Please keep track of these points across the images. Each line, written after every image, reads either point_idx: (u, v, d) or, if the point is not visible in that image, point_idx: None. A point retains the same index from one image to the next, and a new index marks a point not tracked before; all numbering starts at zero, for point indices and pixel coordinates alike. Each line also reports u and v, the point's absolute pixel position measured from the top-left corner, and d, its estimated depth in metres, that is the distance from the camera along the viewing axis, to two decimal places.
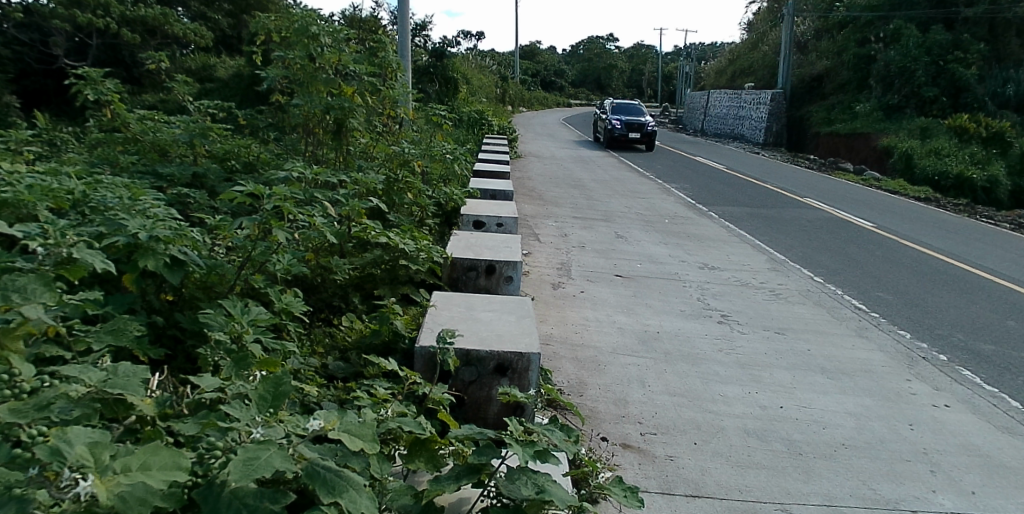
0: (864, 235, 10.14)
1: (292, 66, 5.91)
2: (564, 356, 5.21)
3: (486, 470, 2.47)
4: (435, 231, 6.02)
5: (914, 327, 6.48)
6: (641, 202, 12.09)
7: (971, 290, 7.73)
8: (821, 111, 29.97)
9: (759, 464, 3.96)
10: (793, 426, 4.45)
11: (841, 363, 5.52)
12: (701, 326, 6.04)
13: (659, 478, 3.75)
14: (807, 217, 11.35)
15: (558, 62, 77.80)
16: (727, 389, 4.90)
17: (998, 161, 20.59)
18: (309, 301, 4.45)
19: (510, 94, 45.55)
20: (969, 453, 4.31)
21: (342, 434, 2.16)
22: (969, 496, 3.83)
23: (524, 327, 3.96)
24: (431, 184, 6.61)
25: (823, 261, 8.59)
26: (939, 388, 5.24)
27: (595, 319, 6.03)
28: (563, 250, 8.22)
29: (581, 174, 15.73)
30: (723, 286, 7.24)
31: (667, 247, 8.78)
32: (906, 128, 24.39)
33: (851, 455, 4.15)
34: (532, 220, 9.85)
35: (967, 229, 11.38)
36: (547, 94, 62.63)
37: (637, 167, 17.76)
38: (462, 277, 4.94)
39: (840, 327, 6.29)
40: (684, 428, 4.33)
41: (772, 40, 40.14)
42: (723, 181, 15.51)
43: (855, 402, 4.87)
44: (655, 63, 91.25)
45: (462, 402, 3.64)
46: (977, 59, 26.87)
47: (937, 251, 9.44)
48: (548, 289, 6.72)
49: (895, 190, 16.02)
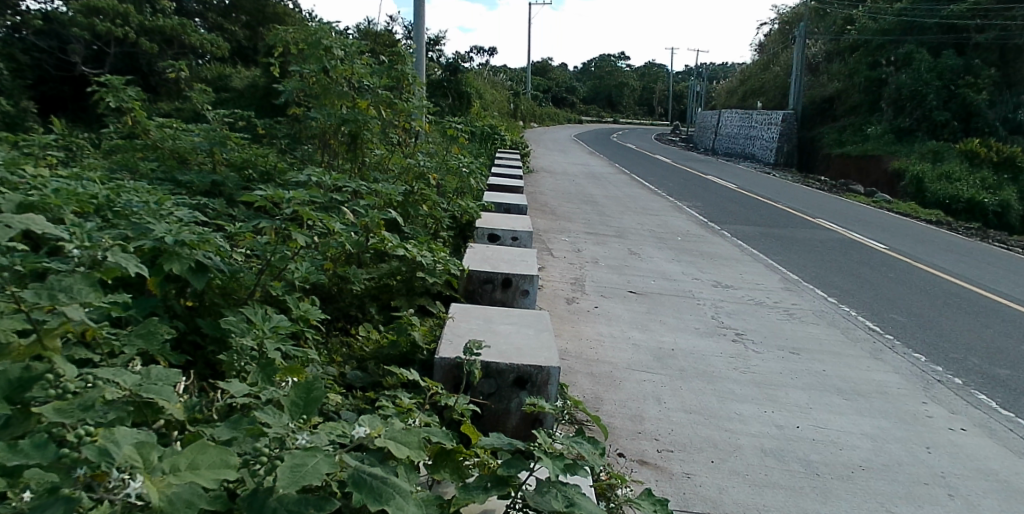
0: (877, 257, 10.08)
1: (309, 80, 5.92)
2: (579, 371, 5.14)
3: (513, 481, 2.48)
4: (451, 244, 5.96)
5: (929, 350, 6.45)
6: (654, 219, 12.07)
7: (986, 314, 7.69)
8: (831, 134, 29.99)
9: (776, 484, 3.95)
10: (810, 447, 4.43)
11: (857, 384, 5.49)
12: (716, 344, 6.00)
13: (676, 495, 3.73)
14: (819, 238, 11.29)
15: (567, 80, 78.20)
16: (743, 408, 4.86)
17: (1010, 187, 20.53)
18: (326, 310, 4.48)
19: (521, 109, 45.88)
20: (988, 477, 4.29)
21: (389, 442, 2.16)
22: None
23: (544, 341, 3.94)
24: (446, 196, 6.52)
25: (836, 281, 8.56)
26: (955, 411, 5.22)
27: (609, 334, 5.98)
28: (576, 265, 8.19)
29: (593, 190, 15.73)
30: (736, 304, 7.21)
31: (680, 265, 8.75)
32: (918, 152, 24.31)
33: (868, 477, 4.13)
34: (545, 235, 9.83)
35: (980, 252, 11.36)
36: (558, 110, 62.79)
37: (648, 185, 17.73)
38: (478, 290, 4.87)
39: (855, 349, 6.24)
40: (701, 446, 4.30)
41: (782, 61, 40.30)
42: (733, 199, 15.54)
43: (871, 423, 4.85)
44: (664, 84, 91.71)
45: (482, 413, 3.62)
46: (989, 84, 26.92)
47: (952, 275, 9.38)
48: (563, 304, 6.68)
49: (908, 212, 15.91)
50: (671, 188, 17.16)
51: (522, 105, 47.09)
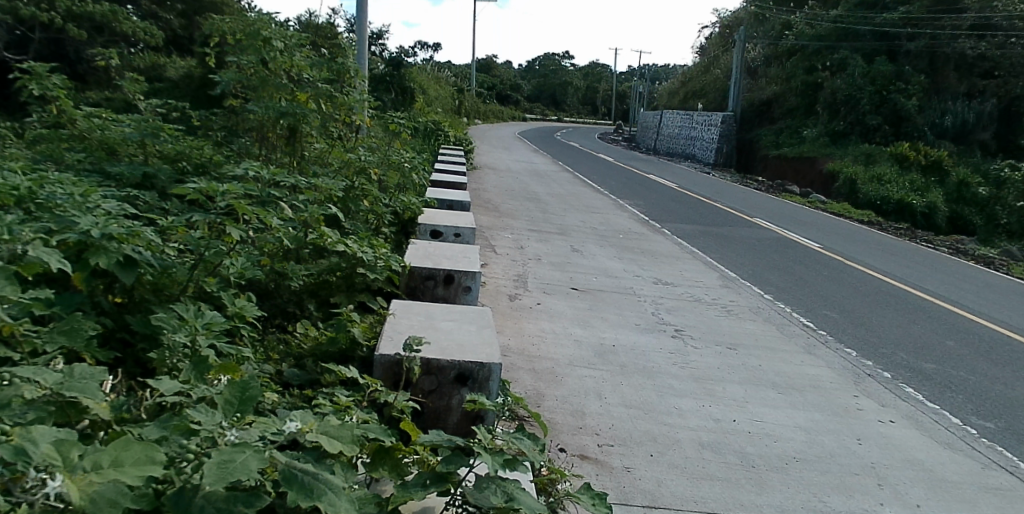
0: (811, 256, 10.42)
1: (246, 71, 5.76)
2: (521, 367, 5.14)
3: (453, 478, 2.46)
4: (392, 240, 5.88)
5: (859, 345, 6.70)
6: (596, 217, 12.19)
7: (912, 311, 8.03)
8: (768, 136, 30.89)
9: (713, 476, 4.03)
10: (747, 440, 4.54)
11: (791, 378, 5.65)
12: (656, 340, 6.09)
13: (616, 488, 3.76)
14: (756, 237, 11.61)
15: (513, 78, 78.45)
16: (682, 402, 4.95)
17: (935, 190, 21.50)
18: (263, 307, 4.38)
19: (466, 105, 45.79)
20: (914, 468, 4.48)
21: (320, 437, 2.12)
22: (916, 509, 3.96)
23: (485, 337, 3.93)
24: (388, 192, 6.44)
25: (771, 279, 8.81)
26: (884, 404, 5.44)
27: (551, 330, 6.01)
28: (519, 262, 8.21)
29: (536, 188, 15.82)
30: (676, 301, 7.34)
31: (622, 262, 8.85)
32: (851, 155, 25.24)
33: (801, 468, 4.26)
34: (488, 232, 9.83)
35: (906, 251, 11.87)
36: (503, 108, 62.94)
37: (592, 183, 17.92)
38: (420, 286, 4.83)
39: (790, 344, 6.44)
40: (641, 440, 4.36)
41: (722, 64, 41.28)
42: (674, 198, 15.83)
43: (804, 416, 5.01)
44: (608, 84, 92.91)
45: (422, 410, 3.58)
46: (916, 90, 28.15)
47: (881, 273, 9.76)
48: (505, 300, 6.68)
49: (841, 212, 16.50)
50: (613, 187, 17.36)
51: (467, 102, 47.01)
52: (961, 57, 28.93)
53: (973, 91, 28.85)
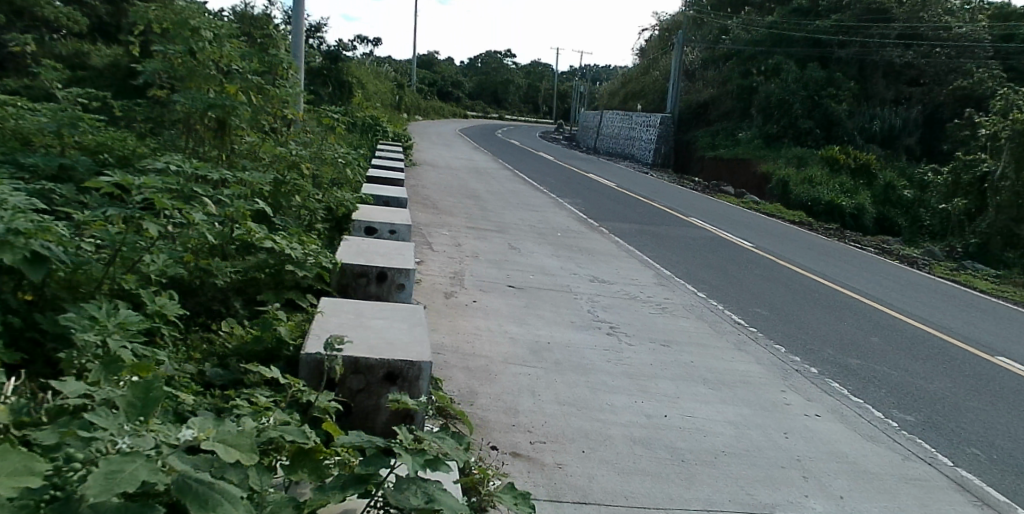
0: (744, 254, 10.68)
1: (172, 60, 5.54)
2: (455, 365, 5.09)
3: (373, 479, 2.40)
4: (325, 236, 5.71)
5: (788, 341, 6.89)
6: (534, 215, 12.24)
7: (840, 308, 8.30)
8: (704, 137, 31.64)
9: (644, 470, 4.08)
10: (677, 435, 4.61)
11: (722, 374, 5.76)
12: (591, 337, 6.13)
13: (547, 485, 3.76)
14: (692, 236, 11.84)
15: (455, 75, 78.23)
16: (615, 398, 4.99)
17: (863, 192, 22.38)
18: (186, 305, 4.21)
19: (407, 102, 45.38)
20: (838, 460, 4.62)
21: (218, 445, 2.05)
22: (839, 500, 4.08)
23: (416, 336, 3.87)
24: (320, 187, 6.31)
25: (705, 277, 8.98)
26: (811, 399, 5.60)
27: (486, 328, 5.98)
28: (456, 259, 8.17)
29: (476, 185, 15.78)
30: (611, 299, 7.42)
31: (559, 260, 8.89)
32: (784, 157, 26.03)
33: (729, 462, 4.35)
34: (425, 229, 9.75)
35: (835, 250, 12.30)
36: (444, 104, 62.68)
37: (531, 181, 17.99)
38: (352, 284, 4.67)
39: (721, 341, 6.57)
40: (573, 436, 4.38)
41: (662, 66, 42.07)
42: (612, 197, 16.03)
43: (734, 411, 5.11)
44: (550, 84, 93.62)
45: (350, 410, 3.50)
46: (847, 96, 29.26)
47: (810, 271, 10.08)
48: (441, 298, 6.62)
49: (773, 212, 17.01)
50: (552, 185, 17.44)
51: (408, 98, 46.60)
52: (888, 66, 30.22)
53: (900, 96, 29.91)
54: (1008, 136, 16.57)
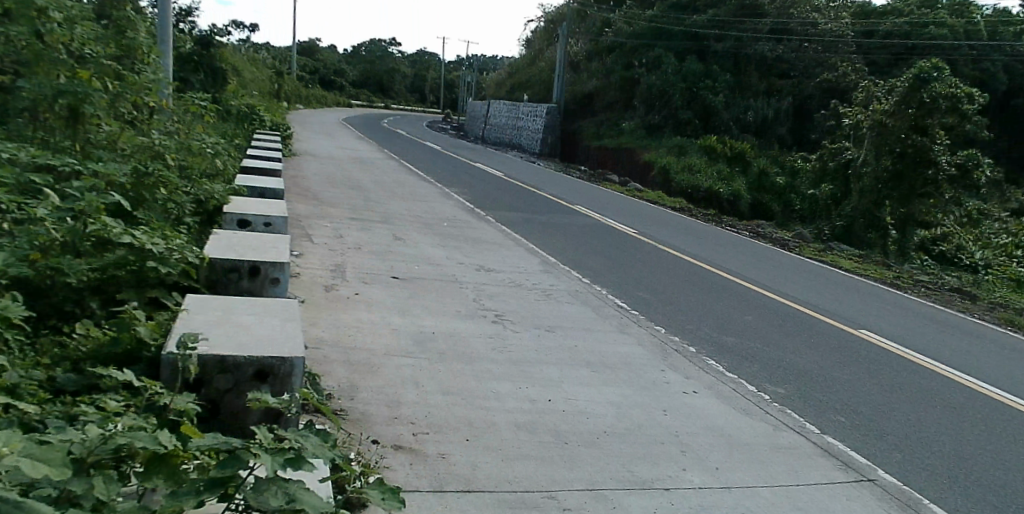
0: (628, 241, 11.02)
1: (13, 45, 5.20)
2: (335, 360, 4.98)
3: (232, 482, 2.28)
4: (196, 230, 5.48)
5: (668, 322, 7.17)
6: (420, 205, 12.14)
7: (716, 289, 8.72)
8: (590, 127, 32.46)
9: (528, 455, 4.13)
10: (561, 418, 4.70)
11: (604, 357, 5.93)
12: (476, 326, 6.16)
13: (430, 476, 3.74)
14: (579, 224, 12.10)
15: (338, 62, 76.22)
16: (500, 385, 5.03)
17: (739, 179, 23.65)
18: (34, 307, 3.91)
19: (287, 90, 43.65)
20: (714, 434, 4.85)
21: (23, 461, 1.83)
22: (714, 472, 4.28)
23: (289, 331, 3.74)
24: (188, 179, 6.01)
25: (591, 263, 9.20)
26: (688, 376, 5.85)
27: (369, 321, 5.88)
28: (338, 251, 7.99)
29: (361, 175, 15.47)
30: (497, 287, 7.47)
31: (445, 250, 8.87)
32: (666, 146, 27.09)
33: (611, 441, 4.48)
34: (305, 220, 9.47)
35: (712, 234, 12.93)
36: (326, 93, 60.98)
37: (418, 171, 17.83)
38: (223, 279, 4.51)
39: (604, 324, 6.76)
40: (457, 426, 4.37)
41: (547, 57, 42.80)
42: (500, 187, 16.14)
43: (616, 392, 5.27)
44: (436, 73, 93.17)
45: (216, 412, 3.34)
46: (723, 88, 30.88)
47: (690, 255, 10.54)
48: (320, 291, 6.45)
49: (654, 199, 17.69)
50: (440, 175, 17.36)
51: (289, 87, 44.86)
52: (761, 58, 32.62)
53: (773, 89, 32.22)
54: (868, 125, 17.83)
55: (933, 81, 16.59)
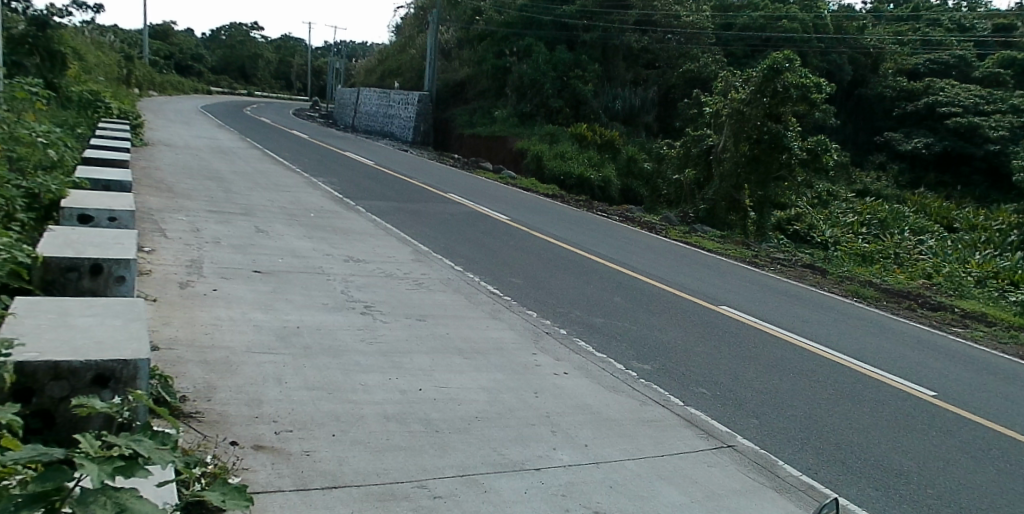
0: (501, 228, 11.18)
1: None
2: (190, 360, 4.76)
3: (57, 495, 2.13)
4: (29, 226, 5.07)
5: (539, 306, 7.35)
6: (286, 196, 11.75)
7: (586, 272, 9.03)
8: (463, 115, 32.52)
9: (397, 446, 4.13)
10: (431, 406, 4.73)
11: (476, 343, 6.00)
12: (344, 318, 6.07)
13: (293, 475, 3.65)
14: (452, 212, 12.13)
15: (195, 47, 71.97)
16: (368, 378, 4.99)
17: (609, 165, 24.53)
18: None
19: (138, 75, 40.61)
20: (583, 412, 5.03)
21: None
22: (584, 449, 4.45)
23: (132, 332, 3.53)
24: (18, 172, 5.53)
25: (463, 251, 9.26)
26: (558, 358, 6.03)
27: (228, 318, 5.65)
28: (194, 246, 7.62)
29: (220, 166, 14.76)
30: (367, 278, 7.39)
31: (311, 241, 8.66)
32: (537, 134, 27.61)
33: (483, 426, 4.55)
34: (157, 214, 8.94)
35: (583, 219, 13.36)
36: (182, 79, 57.46)
37: (283, 161, 17.22)
38: (59, 280, 4.20)
39: (476, 311, 6.84)
40: (322, 421, 4.30)
41: (418, 45, 42.51)
42: (371, 176, 15.89)
43: (487, 378, 5.35)
44: (303, 59, 90.19)
45: (45, 421, 3.10)
46: (592, 77, 31.98)
47: (561, 240, 10.83)
48: (174, 288, 6.13)
49: (527, 186, 18.04)
50: (307, 165, 16.81)
51: (140, 72, 41.77)
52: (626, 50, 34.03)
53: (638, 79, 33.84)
54: (727, 113, 18.90)
55: (786, 72, 17.74)
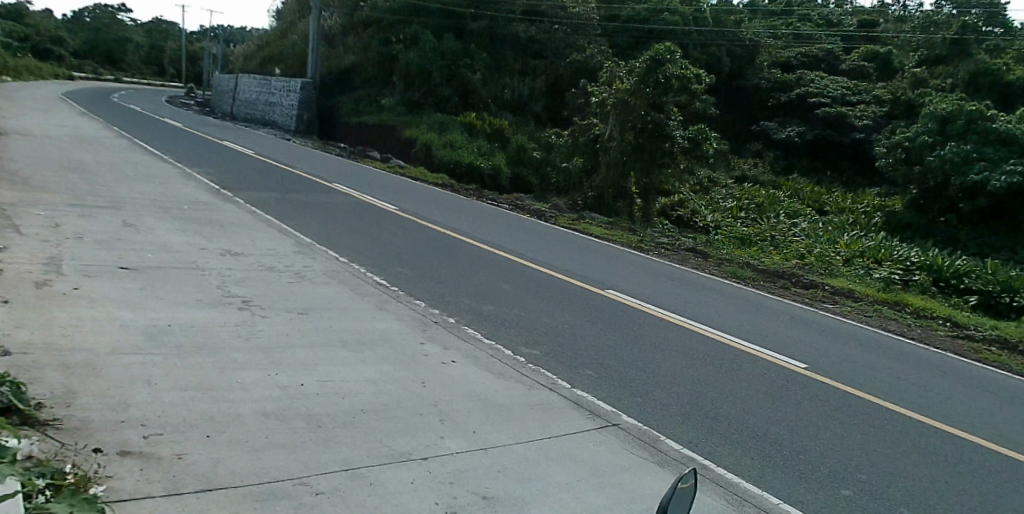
0: (389, 218, 11.09)
1: None
2: (48, 364, 4.49)
3: None
4: None
5: (427, 296, 7.38)
6: (158, 187, 11.18)
7: (475, 261, 9.12)
8: (348, 103, 31.81)
9: (278, 444, 4.06)
10: (314, 401, 4.67)
11: (362, 335, 5.96)
12: (222, 314, 5.88)
13: (164, 478, 3.51)
14: (339, 202, 11.92)
15: (53, 26, 66.48)
16: (246, 375, 4.86)
17: (498, 154, 24.77)
18: None
19: None
20: (470, 400, 5.10)
21: None
22: (471, 435, 4.53)
23: None
24: None
25: (349, 242, 9.13)
26: (447, 347, 6.08)
27: (91, 318, 5.35)
28: (52, 242, 7.14)
29: (84, 156, 13.84)
30: (245, 271, 7.16)
31: (184, 235, 8.30)
32: (425, 123, 27.45)
33: (369, 419, 4.54)
34: (9, 208, 8.29)
35: (473, 208, 13.46)
36: (36, 61, 52.95)
37: (153, 151, 16.30)
38: None
39: (363, 303, 6.78)
40: (196, 423, 4.15)
41: (299, 30, 41.18)
42: (252, 166, 15.35)
43: (373, 370, 5.33)
44: (176, 43, 85.28)
45: None
46: (480, 66, 32.15)
47: (451, 229, 10.87)
48: (29, 288, 5.74)
49: (415, 175, 17.96)
50: (182, 155, 16.00)
51: None
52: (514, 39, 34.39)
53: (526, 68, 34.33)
54: (611, 103, 19.50)
55: (668, 63, 18.34)
